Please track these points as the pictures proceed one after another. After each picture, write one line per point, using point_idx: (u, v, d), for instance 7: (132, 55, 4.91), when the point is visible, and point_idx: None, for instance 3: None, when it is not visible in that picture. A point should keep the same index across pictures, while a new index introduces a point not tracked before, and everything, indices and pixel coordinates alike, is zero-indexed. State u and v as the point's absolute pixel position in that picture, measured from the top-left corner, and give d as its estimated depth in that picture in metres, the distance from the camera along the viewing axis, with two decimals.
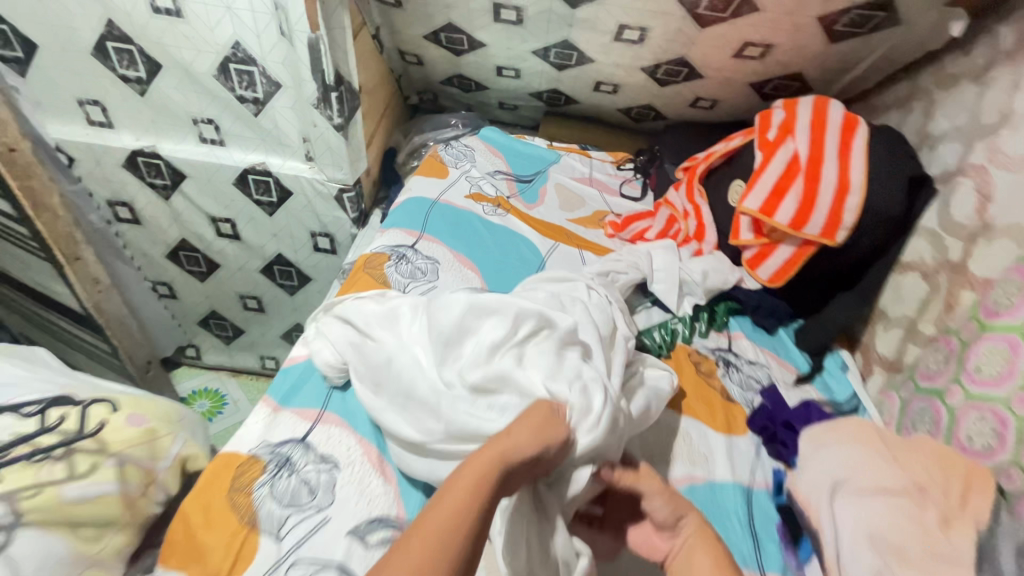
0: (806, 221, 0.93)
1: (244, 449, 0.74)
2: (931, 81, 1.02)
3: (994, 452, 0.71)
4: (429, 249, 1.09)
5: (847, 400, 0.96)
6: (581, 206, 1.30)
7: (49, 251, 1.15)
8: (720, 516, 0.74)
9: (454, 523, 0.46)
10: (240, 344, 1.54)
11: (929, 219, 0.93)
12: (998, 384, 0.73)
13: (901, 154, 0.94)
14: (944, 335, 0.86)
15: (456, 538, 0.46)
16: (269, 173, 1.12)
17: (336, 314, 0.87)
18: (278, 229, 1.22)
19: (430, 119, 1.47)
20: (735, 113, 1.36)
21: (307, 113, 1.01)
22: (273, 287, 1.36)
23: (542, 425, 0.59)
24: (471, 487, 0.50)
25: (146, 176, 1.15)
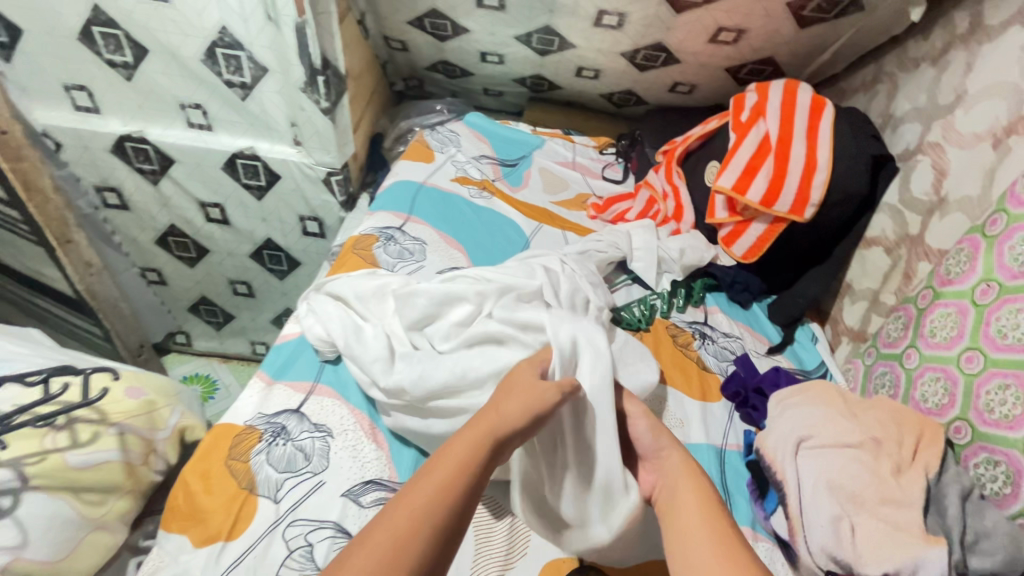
0: (776, 198, 0.97)
1: (240, 420, 0.77)
2: (895, 65, 1.07)
3: (944, 409, 0.76)
4: (417, 230, 1.12)
5: (816, 368, 1.02)
6: (564, 189, 1.34)
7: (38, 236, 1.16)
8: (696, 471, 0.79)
9: (442, 490, 0.51)
10: (231, 330, 1.56)
11: (891, 195, 0.99)
12: (949, 346, 0.78)
13: (866, 134, 0.99)
14: (902, 305, 0.91)
15: (443, 503, 0.50)
16: (258, 157, 1.13)
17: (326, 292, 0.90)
18: (267, 213, 1.24)
19: (416, 105, 1.49)
20: (712, 98, 1.41)
21: (294, 97, 1.04)
22: (262, 272, 1.38)
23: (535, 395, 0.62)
24: (461, 461, 0.54)
25: (133, 162, 1.16)
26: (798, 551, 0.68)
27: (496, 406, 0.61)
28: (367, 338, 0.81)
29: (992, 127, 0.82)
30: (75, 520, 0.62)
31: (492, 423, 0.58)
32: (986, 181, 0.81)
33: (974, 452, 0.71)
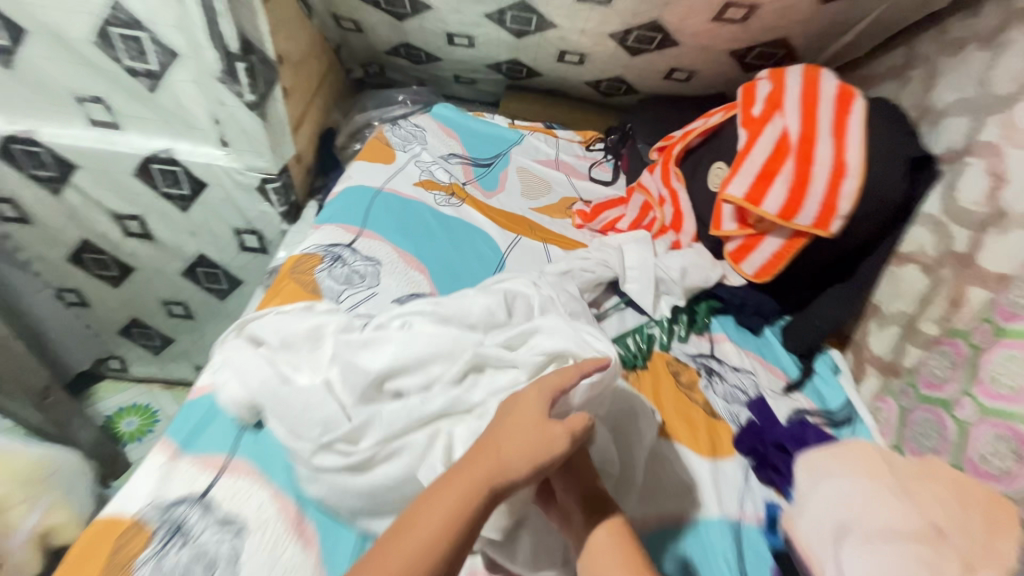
0: (797, 209, 0.81)
1: (130, 510, 0.60)
2: (931, 47, 0.90)
3: (1013, 474, 0.64)
4: (370, 248, 0.94)
5: (841, 408, 0.87)
6: (546, 192, 1.17)
7: None
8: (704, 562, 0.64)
9: (421, 551, 0.45)
10: (172, 354, 1.38)
11: (931, 204, 0.83)
12: (1014, 399, 0.66)
13: (903, 131, 0.83)
14: (949, 337, 0.77)
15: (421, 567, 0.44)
16: (177, 162, 0.94)
17: (248, 336, 0.72)
18: (195, 226, 1.05)
19: (375, 95, 1.30)
20: (713, 86, 1.24)
21: (212, 89, 0.84)
22: (199, 292, 1.19)
23: (539, 437, 0.51)
24: (433, 534, 0.46)
25: (26, 167, 0.96)
26: None
27: (490, 444, 0.51)
28: (296, 395, 0.64)
29: None
30: None
31: (484, 474, 0.49)
32: None
33: None
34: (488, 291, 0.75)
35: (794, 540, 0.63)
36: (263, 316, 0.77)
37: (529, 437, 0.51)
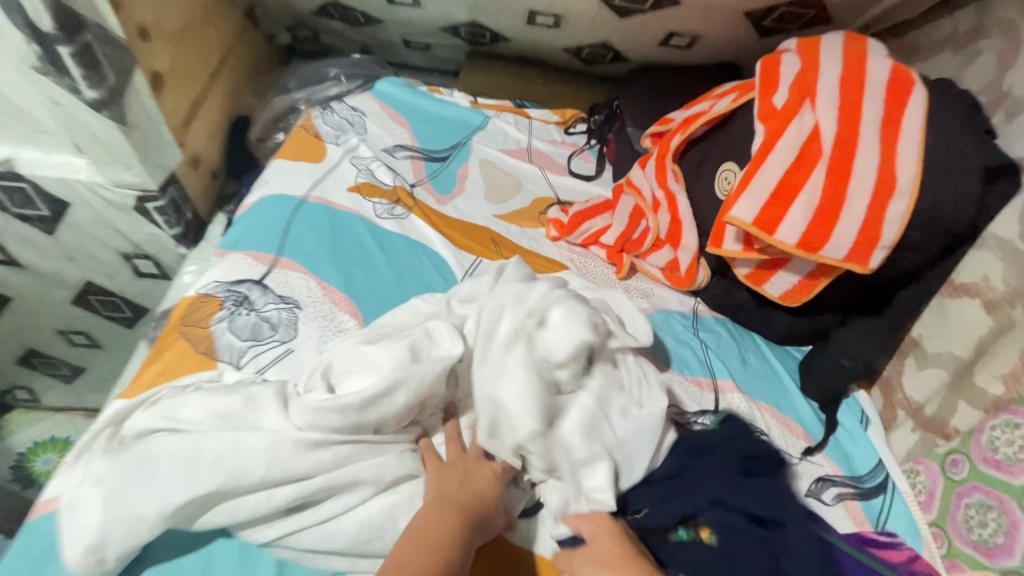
0: (823, 239, 0.62)
1: None
2: (1014, 9, 0.68)
3: (1000, 550, 0.58)
4: (287, 283, 0.74)
5: (871, 472, 0.72)
6: (515, 192, 0.95)
7: None
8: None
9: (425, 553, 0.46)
10: (87, 383, 1.19)
11: (1003, 225, 0.64)
12: (1017, 471, 0.58)
13: (976, 129, 0.63)
14: (1016, 405, 0.61)
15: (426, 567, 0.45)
16: (19, 176, 0.71)
17: (127, 446, 0.53)
18: (72, 252, 0.83)
19: (302, 68, 1.04)
20: (720, 54, 1.02)
21: (37, 82, 0.61)
22: (100, 321, 0.99)
23: (468, 501, 0.52)
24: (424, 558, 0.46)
25: (10, 207, 0.73)
26: None
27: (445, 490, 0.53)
28: (180, 474, 0.50)
29: None
30: None
31: (454, 513, 0.50)
32: None
33: None
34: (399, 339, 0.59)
35: None
36: (161, 401, 0.58)
37: (471, 491, 0.53)
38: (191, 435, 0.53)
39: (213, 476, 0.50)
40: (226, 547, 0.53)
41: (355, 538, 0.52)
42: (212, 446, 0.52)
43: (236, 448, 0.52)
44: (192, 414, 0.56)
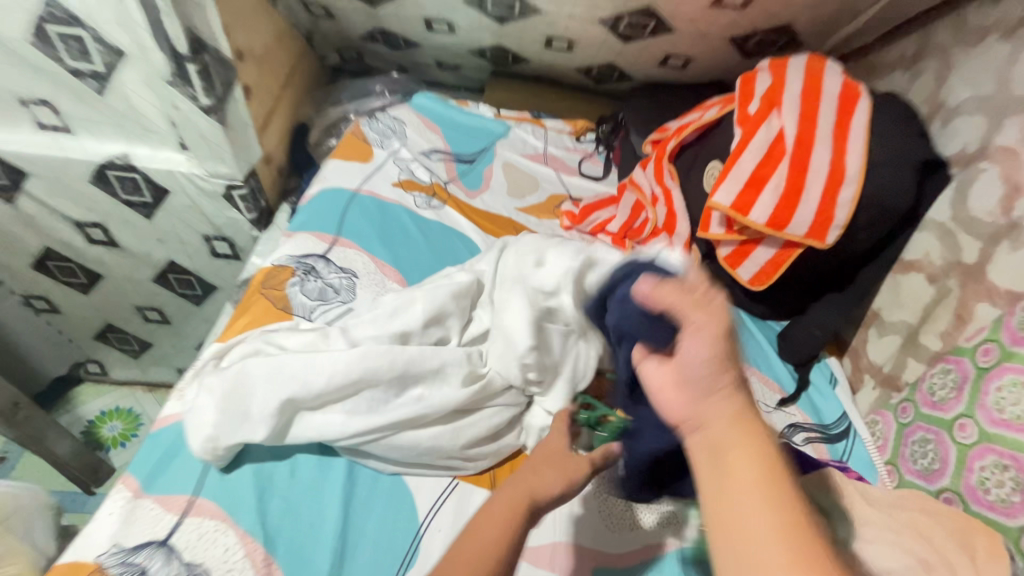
0: (788, 219, 0.76)
1: (90, 556, 0.58)
2: (949, 36, 0.82)
3: (935, 474, 0.70)
4: (346, 257, 0.89)
5: (836, 421, 0.85)
6: (533, 189, 1.11)
7: None
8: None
9: (488, 547, 0.51)
10: (152, 357, 1.35)
11: (939, 211, 0.78)
12: (947, 407, 0.71)
13: (911, 132, 0.78)
14: (952, 355, 0.73)
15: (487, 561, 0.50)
16: (134, 168, 0.88)
17: (227, 368, 0.67)
18: (163, 233, 1.00)
19: (350, 85, 1.22)
20: (712, 74, 1.18)
21: (163, 92, 0.78)
22: (174, 298, 1.15)
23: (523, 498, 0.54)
24: (485, 547, 0.51)
25: (120, 193, 0.92)
26: None
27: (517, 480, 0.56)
28: (278, 390, 0.64)
29: None
30: None
31: (519, 500, 0.54)
32: None
33: None
34: (427, 290, 0.75)
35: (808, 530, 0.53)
36: (250, 338, 0.72)
37: (533, 477, 0.56)
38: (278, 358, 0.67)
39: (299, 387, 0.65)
40: (308, 456, 0.67)
41: (410, 453, 0.67)
42: (294, 367, 0.65)
43: (306, 369, 0.65)
44: (282, 346, 0.71)
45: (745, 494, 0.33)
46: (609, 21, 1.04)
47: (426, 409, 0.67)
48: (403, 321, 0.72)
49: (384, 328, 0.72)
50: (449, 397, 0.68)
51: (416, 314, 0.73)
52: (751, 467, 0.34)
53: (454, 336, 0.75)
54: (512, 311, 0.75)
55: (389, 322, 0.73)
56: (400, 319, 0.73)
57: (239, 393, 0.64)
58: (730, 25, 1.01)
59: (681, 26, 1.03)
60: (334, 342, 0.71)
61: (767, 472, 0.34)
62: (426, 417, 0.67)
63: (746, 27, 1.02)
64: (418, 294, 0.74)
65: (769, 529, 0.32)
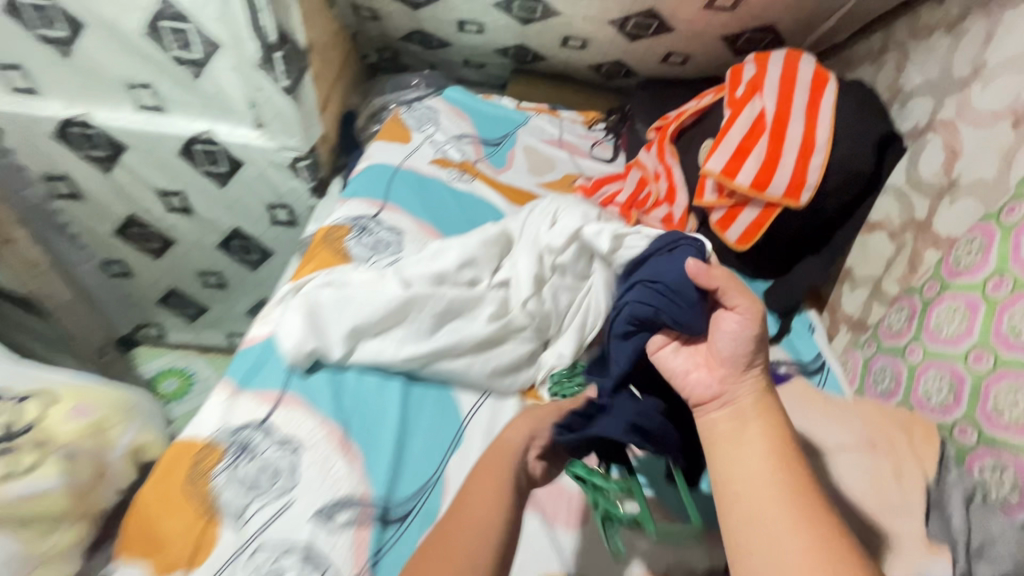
0: (769, 181, 0.91)
1: (202, 435, 0.72)
2: (906, 33, 0.98)
3: (890, 393, 0.84)
4: (394, 219, 1.05)
5: (813, 359, 0.98)
6: (550, 169, 1.26)
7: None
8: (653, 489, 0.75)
9: (481, 524, 0.53)
10: (205, 322, 1.50)
11: (897, 177, 0.93)
12: (901, 337, 0.84)
13: (871, 112, 0.93)
14: (907, 295, 0.86)
15: (483, 535, 0.53)
16: (216, 142, 1.05)
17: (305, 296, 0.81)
18: (232, 201, 1.16)
19: (390, 79, 1.38)
20: (708, 70, 1.34)
21: (250, 76, 0.95)
22: (233, 263, 1.31)
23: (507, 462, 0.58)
24: (481, 524, 0.53)
25: (201, 164, 1.08)
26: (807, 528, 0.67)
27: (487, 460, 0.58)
28: (349, 313, 0.79)
29: (1010, 105, 0.75)
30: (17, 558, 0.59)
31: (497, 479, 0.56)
32: (1002, 163, 0.75)
33: (980, 456, 0.68)
34: (466, 241, 0.87)
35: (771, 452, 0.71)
36: (319, 275, 0.86)
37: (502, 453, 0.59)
38: (347, 289, 0.82)
39: (365, 311, 0.79)
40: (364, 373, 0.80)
41: (450, 371, 0.80)
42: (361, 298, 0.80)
43: (369, 304, 0.79)
44: (347, 281, 0.84)
45: (754, 450, 0.51)
46: (618, 22, 1.20)
47: (458, 340, 0.80)
48: (445, 265, 0.84)
49: (428, 270, 0.84)
50: (480, 332, 0.81)
51: (456, 260, 0.85)
52: (767, 436, 0.51)
53: (484, 278, 0.87)
54: (538, 258, 0.86)
55: (433, 265, 0.85)
56: (443, 265, 0.85)
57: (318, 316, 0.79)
58: (723, 25, 1.17)
59: (680, 27, 1.19)
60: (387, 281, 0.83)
61: (779, 441, 0.51)
62: (459, 348, 0.80)
63: (736, 27, 1.17)
64: (452, 245, 0.87)
65: (774, 475, 0.50)
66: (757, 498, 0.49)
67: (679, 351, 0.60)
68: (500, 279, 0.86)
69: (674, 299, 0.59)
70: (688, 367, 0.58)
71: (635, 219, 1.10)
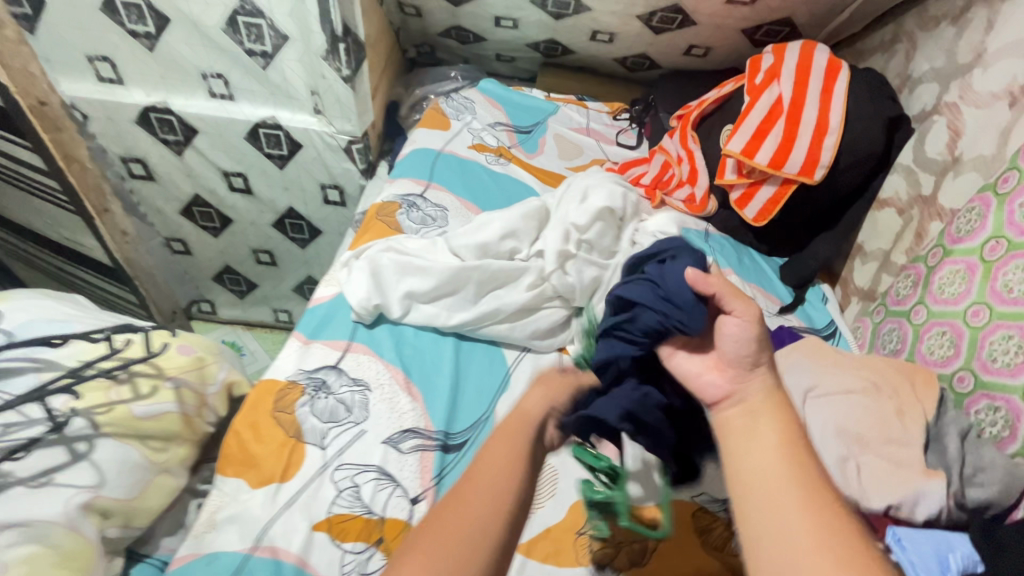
0: (785, 160, 1.00)
1: (282, 376, 0.82)
2: (914, 24, 1.06)
3: (897, 352, 0.91)
4: (439, 197, 1.15)
5: (826, 325, 1.05)
6: (579, 154, 1.35)
7: (77, 203, 1.08)
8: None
9: (493, 502, 0.49)
10: (254, 298, 1.61)
11: (905, 156, 1.01)
12: (907, 301, 0.92)
13: (880, 97, 1.01)
14: (913, 263, 0.94)
15: (493, 515, 0.49)
16: (280, 127, 1.16)
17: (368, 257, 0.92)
18: (289, 182, 1.27)
19: (429, 72, 1.49)
20: (727, 61, 1.43)
21: (316, 65, 1.06)
22: (284, 241, 1.42)
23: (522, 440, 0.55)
24: (491, 501, 0.49)
25: (264, 147, 1.19)
26: None
27: (502, 434, 0.56)
28: (409, 272, 0.89)
29: (1008, 86, 0.83)
30: (143, 463, 0.68)
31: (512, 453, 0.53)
32: (1000, 140, 0.83)
33: (975, 400, 0.76)
34: (510, 212, 0.96)
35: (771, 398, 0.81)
36: (378, 242, 0.96)
37: (522, 427, 0.56)
38: (406, 253, 0.92)
39: (423, 272, 0.88)
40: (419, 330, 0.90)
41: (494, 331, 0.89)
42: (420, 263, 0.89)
43: (424, 266, 0.88)
44: (405, 246, 0.94)
45: (766, 442, 0.47)
46: (644, 17, 1.29)
47: (503, 303, 0.88)
48: (493, 237, 0.93)
49: (477, 238, 0.93)
50: (523, 298, 0.89)
51: (502, 229, 0.94)
52: (780, 428, 0.47)
53: (523, 248, 0.96)
54: (574, 229, 0.94)
55: (481, 233, 0.94)
56: (490, 234, 0.94)
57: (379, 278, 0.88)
58: (743, 20, 1.26)
59: (702, 21, 1.28)
60: (440, 247, 0.93)
61: (791, 437, 0.47)
62: (502, 311, 0.89)
63: (755, 21, 1.26)
64: (497, 217, 0.96)
65: (786, 469, 0.45)
66: (766, 492, 0.44)
67: (694, 355, 0.57)
68: (536, 250, 0.95)
69: (673, 306, 0.57)
70: (698, 369, 0.55)
71: (659, 199, 1.19)
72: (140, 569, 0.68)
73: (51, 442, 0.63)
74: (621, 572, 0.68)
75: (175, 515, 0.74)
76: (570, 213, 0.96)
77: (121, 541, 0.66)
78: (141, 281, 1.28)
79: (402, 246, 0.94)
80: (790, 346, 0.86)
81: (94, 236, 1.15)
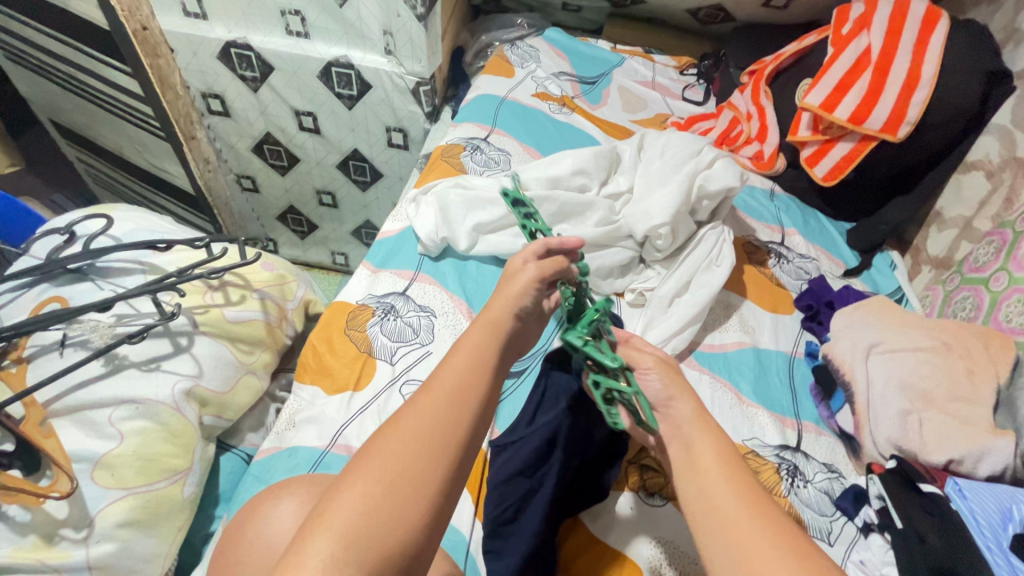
0: (868, 115, 0.96)
1: (353, 299, 0.88)
2: None
3: (970, 319, 0.88)
4: (502, 142, 1.16)
5: (893, 291, 1.02)
6: (643, 108, 1.33)
7: (168, 128, 1.24)
8: (737, 376, 0.83)
9: (452, 416, 0.46)
10: (314, 239, 1.68)
11: (1002, 116, 0.95)
12: (988, 267, 0.89)
13: (982, 50, 0.95)
14: (999, 229, 0.90)
15: (455, 430, 0.45)
16: (352, 66, 1.18)
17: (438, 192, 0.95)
18: (356, 123, 1.30)
19: (496, 18, 1.47)
20: (808, 14, 1.37)
21: (391, 3, 1.08)
22: (347, 183, 1.47)
23: (495, 336, 0.54)
24: (448, 418, 0.45)
25: (335, 87, 1.23)
26: (863, 443, 0.75)
27: (458, 344, 0.53)
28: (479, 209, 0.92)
29: None
30: (234, 363, 0.75)
31: (472, 362, 0.50)
32: None
33: None
34: (579, 151, 0.95)
35: (831, 355, 0.82)
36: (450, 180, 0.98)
37: (486, 330, 0.54)
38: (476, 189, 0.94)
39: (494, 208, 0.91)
40: (482, 267, 0.93)
41: None
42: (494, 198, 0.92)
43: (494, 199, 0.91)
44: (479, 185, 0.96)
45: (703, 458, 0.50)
46: None
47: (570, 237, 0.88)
48: (565, 173, 0.92)
49: (549, 174, 0.93)
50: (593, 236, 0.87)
51: (571, 166, 0.93)
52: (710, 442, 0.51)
53: (593, 187, 0.94)
54: (644, 176, 0.94)
55: (551, 166, 0.93)
56: (559, 170, 0.93)
57: (448, 213, 0.91)
58: None
59: None
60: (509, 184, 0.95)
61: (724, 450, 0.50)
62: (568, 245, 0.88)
63: None
64: (567, 154, 0.94)
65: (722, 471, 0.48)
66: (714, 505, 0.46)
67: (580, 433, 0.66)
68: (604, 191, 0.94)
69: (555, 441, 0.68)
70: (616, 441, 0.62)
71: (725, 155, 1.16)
72: (228, 457, 0.76)
73: (159, 334, 0.69)
74: (670, 500, 0.70)
75: (258, 414, 0.81)
76: (657, 161, 0.94)
77: (215, 430, 0.74)
78: (220, 210, 1.48)
79: (473, 184, 0.97)
80: (855, 305, 0.86)
81: (185, 164, 1.34)
